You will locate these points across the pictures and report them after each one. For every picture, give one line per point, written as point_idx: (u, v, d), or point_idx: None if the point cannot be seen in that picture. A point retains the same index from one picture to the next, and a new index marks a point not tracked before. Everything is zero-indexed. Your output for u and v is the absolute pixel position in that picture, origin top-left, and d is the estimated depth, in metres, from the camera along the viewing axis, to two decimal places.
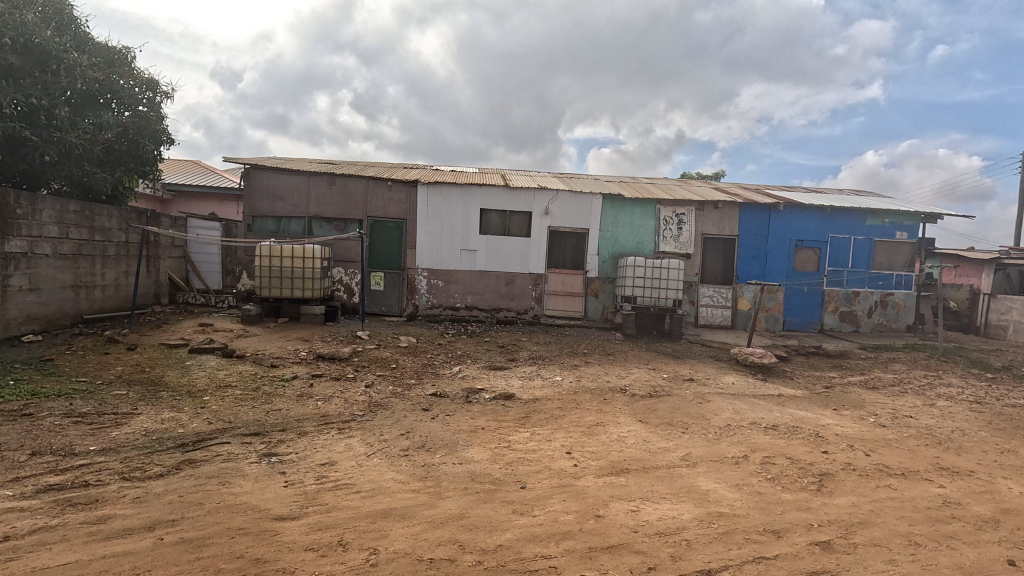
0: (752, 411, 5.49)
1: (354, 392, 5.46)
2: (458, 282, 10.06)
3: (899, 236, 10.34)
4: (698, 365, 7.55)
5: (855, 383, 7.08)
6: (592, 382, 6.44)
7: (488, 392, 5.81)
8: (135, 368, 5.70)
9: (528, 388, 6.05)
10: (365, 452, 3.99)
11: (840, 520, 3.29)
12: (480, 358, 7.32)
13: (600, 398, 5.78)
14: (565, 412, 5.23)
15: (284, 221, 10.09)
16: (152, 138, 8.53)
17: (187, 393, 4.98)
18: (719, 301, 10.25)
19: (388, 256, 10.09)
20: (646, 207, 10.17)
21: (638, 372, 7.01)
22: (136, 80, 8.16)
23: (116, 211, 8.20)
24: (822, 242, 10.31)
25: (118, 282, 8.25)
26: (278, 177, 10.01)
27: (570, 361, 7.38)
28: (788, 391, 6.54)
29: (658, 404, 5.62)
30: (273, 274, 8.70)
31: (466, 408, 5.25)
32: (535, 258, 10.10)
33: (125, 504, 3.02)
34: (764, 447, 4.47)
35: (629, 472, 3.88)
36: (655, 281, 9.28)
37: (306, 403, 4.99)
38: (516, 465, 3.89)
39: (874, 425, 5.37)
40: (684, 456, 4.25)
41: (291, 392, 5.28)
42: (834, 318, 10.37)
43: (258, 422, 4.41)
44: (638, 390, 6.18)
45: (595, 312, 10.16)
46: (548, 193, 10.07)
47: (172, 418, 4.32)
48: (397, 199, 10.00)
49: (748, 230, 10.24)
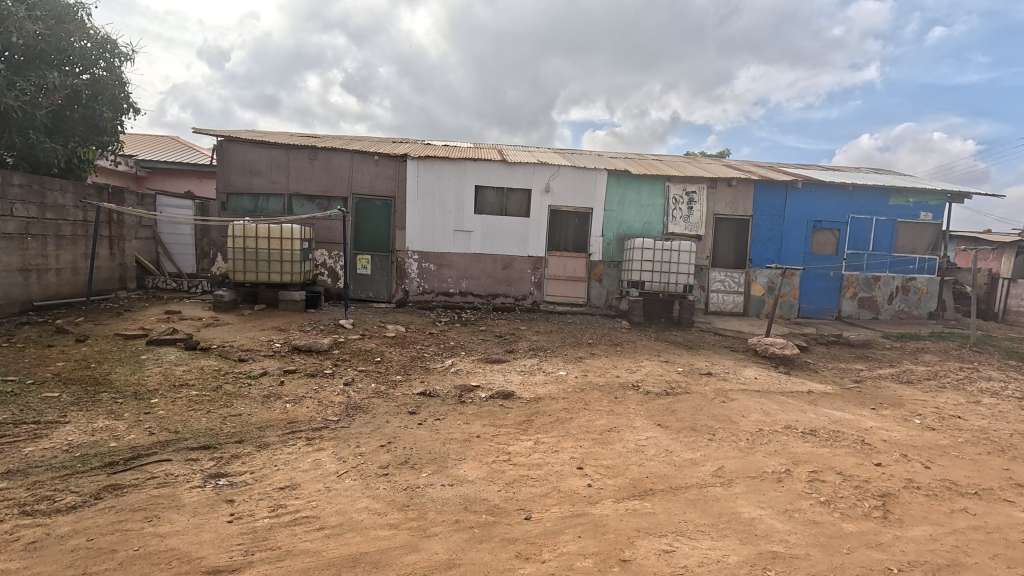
0: (784, 412, 4.83)
1: (331, 391, 4.76)
2: (452, 265, 9.33)
3: (924, 216, 9.67)
4: (714, 356, 6.89)
5: (886, 377, 6.45)
6: (600, 377, 5.77)
7: (483, 390, 5.13)
8: (79, 364, 4.97)
9: (529, 385, 5.37)
10: (335, 471, 3.30)
11: (922, 561, 2.64)
12: (476, 350, 6.62)
13: (611, 397, 5.11)
14: (573, 416, 4.56)
15: (262, 198, 9.28)
16: (111, 105, 7.72)
17: (131, 395, 4.26)
18: (730, 287, 9.58)
19: (376, 238, 9.32)
20: (654, 184, 9.42)
21: (650, 365, 6.35)
22: (92, 39, 7.33)
23: (71, 186, 7.39)
24: (842, 223, 9.62)
25: (76, 266, 7.45)
26: (254, 150, 9.16)
27: (574, 353, 6.70)
28: (817, 386, 5.91)
29: (677, 403, 4.96)
30: (248, 256, 7.94)
31: (457, 410, 4.56)
32: (534, 240, 9.36)
33: (11, 554, 2.31)
34: (807, 459, 3.82)
35: (654, 495, 3.22)
36: (664, 264, 8.59)
37: (272, 406, 4.29)
38: (518, 487, 3.22)
39: (922, 428, 4.71)
40: (715, 472, 3.59)
41: (257, 392, 4.57)
42: (852, 304, 9.74)
43: (210, 432, 3.71)
44: (653, 386, 5.53)
45: (599, 298, 9.49)
46: (548, 168, 9.30)
47: (106, 428, 3.60)
48: (385, 174, 9.20)
49: (763, 211, 9.53)
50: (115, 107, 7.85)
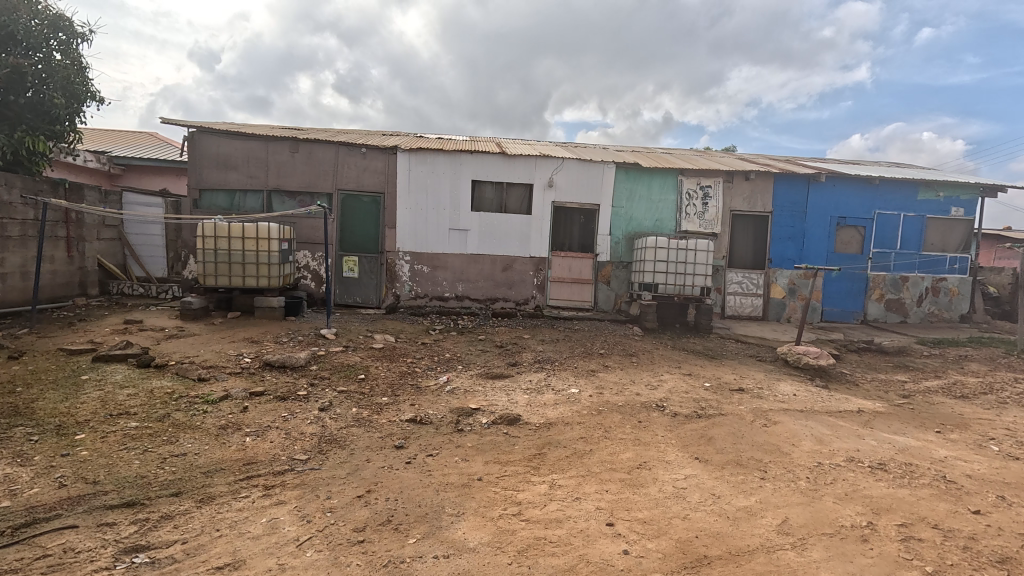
0: (839, 439, 4.09)
1: (302, 420, 3.97)
2: (447, 267, 8.56)
3: (954, 212, 8.99)
4: (742, 368, 6.14)
5: (937, 392, 5.73)
6: (617, 395, 5.02)
7: (484, 414, 4.38)
8: (2, 389, 4.16)
9: (538, 407, 4.61)
10: (294, 538, 2.51)
11: None
12: (474, 364, 5.85)
13: (633, 422, 4.36)
14: (592, 448, 3.82)
15: (238, 195, 8.48)
16: (65, 91, 6.97)
17: (53, 429, 3.47)
18: (748, 289, 8.87)
19: (363, 237, 8.53)
20: (666, 178, 8.69)
21: (673, 380, 5.59)
22: (40, 17, 6.60)
23: (17, 180, 6.58)
24: (868, 220, 8.92)
25: (25, 270, 6.62)
26: (228, 142, 8.36)
27: (585, 366, 5.94)
28: (864, 404, 5.17)
29: (713, 429, 4.20)
30: (220, 258, 7.14)
31: (454, 442, 3.80)
32: (536, 239, 8.61)
33: None
34: (890, 507, 3.06)
35: (712, 567, 2.46)
36: (679, 265, 7.86)
37: (228, 442, 3.51)
38: (534, 557, 2.46)
39: (1005, 457, 3.97)
40: (780, 527, 2.83)
41: (211, 423, 3.77)
42: (879, 307, 9.03)
43: (141, 481, 2.92)
44: (679, 406, 4.78)
45: (607, 302, 8.75)
46: (551, 161, 8.55)
47: (2, 481, 2.80)
48: (373, 167, 8.42)
49: (783, 207, 8.82)
50: (68, 92, 7.04)
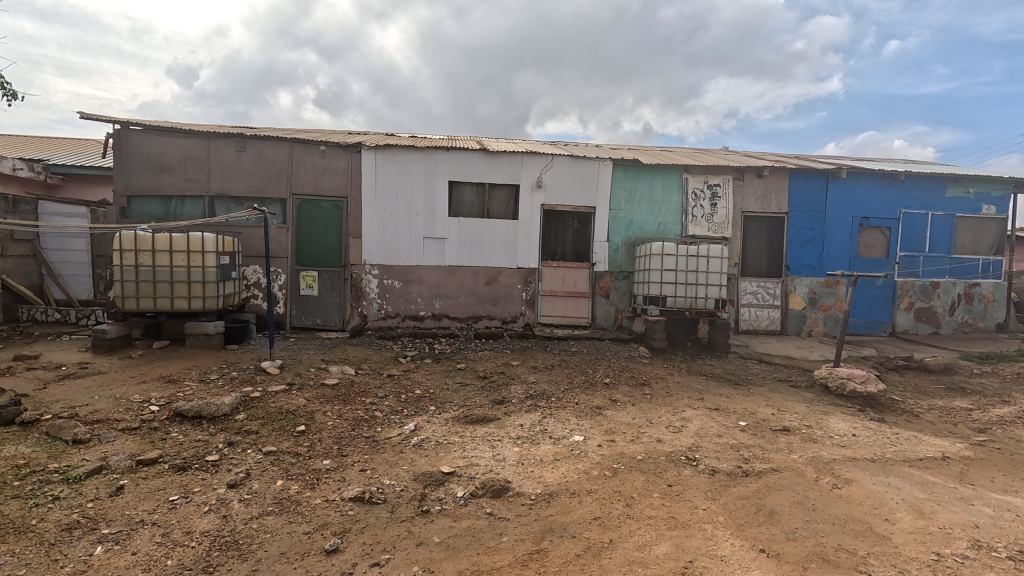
0: (943, 509, 3.00)
1: (196, 509, 2.74)
2: (422, 282, 7.41)
3: (986, 209, 8.10)
4: (777, 399, 5.06)
5: (1017, 424, 4.68)
6: (634, 444, 3.89)
7: (460, 483, 3.22)
8: None
9: (535, 467, 3.46)
10: None
11: None
12: (451, 403, 4.69)
13: (661, 487, 3.23)
14: (614, 539, 2.67)
15: (174, 202, 7.26)
16: None
17: None
18: (764, 300, 7.86)
19: (323, 249, 7.34)
20: (669, 177, 7.69)
21: (699, 418, 4.48)
22: None
23: None
24: (893, 219, 8.00)
25: None
26: (162, 140, 7.16)
27: (588, 402, 4.80)
28: (942, 445, 4.09)
29: (770, 496, 3.10)
30: (142, 277, 5.88)
31: (416, 537, 2.63)
32: (524, 248, 7.53)
33: None
34: None
35: None
36: (691, 274, 6.80)
37: (61, 560, 2.27)
38: None
39: None
40: None
41: (52, 522, 2.54)
42: (908, 317, 8.08)
43: None
44: (717, 460, 3.65)
45: (606, 318, 7.67)
46: (540, 159, 7.50)
47: None
48: (333, 168, 7.27)
49: (800, 206, 7.85)
50: None
